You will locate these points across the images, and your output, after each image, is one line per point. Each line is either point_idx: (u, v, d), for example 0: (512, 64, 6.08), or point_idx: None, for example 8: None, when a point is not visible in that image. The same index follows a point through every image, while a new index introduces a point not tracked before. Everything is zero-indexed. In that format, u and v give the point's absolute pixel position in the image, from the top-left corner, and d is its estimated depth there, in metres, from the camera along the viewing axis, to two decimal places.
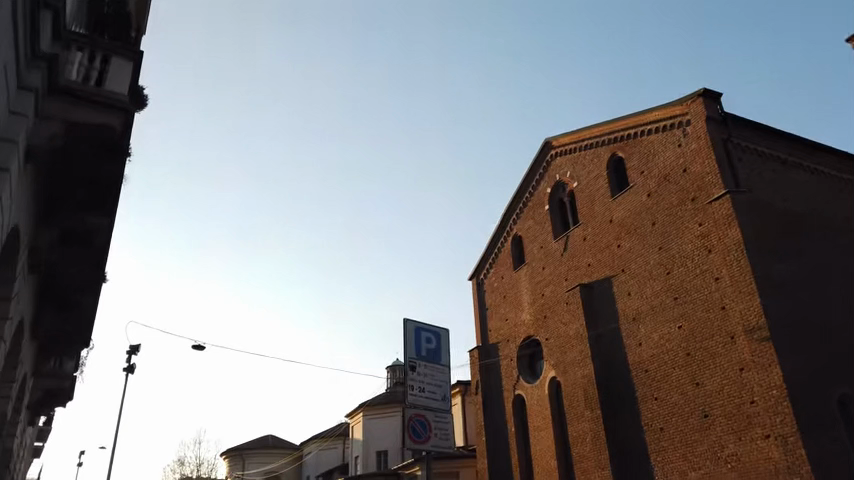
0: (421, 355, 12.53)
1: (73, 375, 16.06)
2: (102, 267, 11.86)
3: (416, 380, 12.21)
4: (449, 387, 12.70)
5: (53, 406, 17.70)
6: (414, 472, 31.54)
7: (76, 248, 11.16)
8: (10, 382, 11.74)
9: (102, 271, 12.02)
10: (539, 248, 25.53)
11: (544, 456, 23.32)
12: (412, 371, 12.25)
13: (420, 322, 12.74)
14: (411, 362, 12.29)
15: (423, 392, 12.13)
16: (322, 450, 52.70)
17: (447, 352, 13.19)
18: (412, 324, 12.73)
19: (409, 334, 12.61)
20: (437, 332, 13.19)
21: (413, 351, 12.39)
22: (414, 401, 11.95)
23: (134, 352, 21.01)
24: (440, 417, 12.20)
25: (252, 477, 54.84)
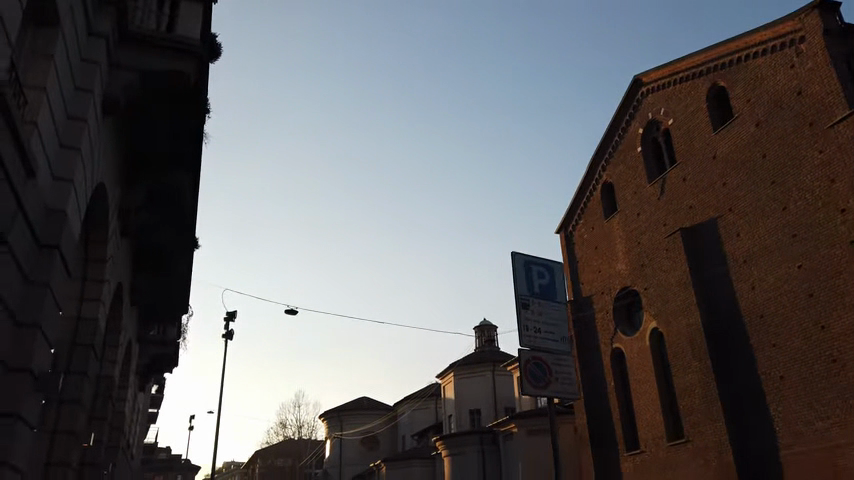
0: (533, 291, 11.86)
1: (176, 342, 16.87)
2: (189, 229, 12.00)
3: (530, 319, 11.55)
4: (566, 325, 11.93)
5: (160, 372, 18.43)
6: (509, 429, 31.21)
7: (163, 208, 11.34)
8: (113, 347, 12.12)
9: (190, 234, 12.18)
10: (633, 193, 24.05)
11: (648, 410, 22.25)
12: (525, 310, 11.57)
13: (529, 256, 12.09)
14: (524, 299, 11.65)
15: (539, 332, 11.46)
16: (416, 410, 53.50)
17: (562, 287, 12.41)
18: (521, 258, 12.10)
19: (519, 270, 12.01)
20: (549, 266, 12.45)
21: (524, 287, 11.78)
22: (530, 342, 11.34)
23: (231, 318, 21.51)
24: (560, 359, 11.55)
25: (349, 437, 56.59)
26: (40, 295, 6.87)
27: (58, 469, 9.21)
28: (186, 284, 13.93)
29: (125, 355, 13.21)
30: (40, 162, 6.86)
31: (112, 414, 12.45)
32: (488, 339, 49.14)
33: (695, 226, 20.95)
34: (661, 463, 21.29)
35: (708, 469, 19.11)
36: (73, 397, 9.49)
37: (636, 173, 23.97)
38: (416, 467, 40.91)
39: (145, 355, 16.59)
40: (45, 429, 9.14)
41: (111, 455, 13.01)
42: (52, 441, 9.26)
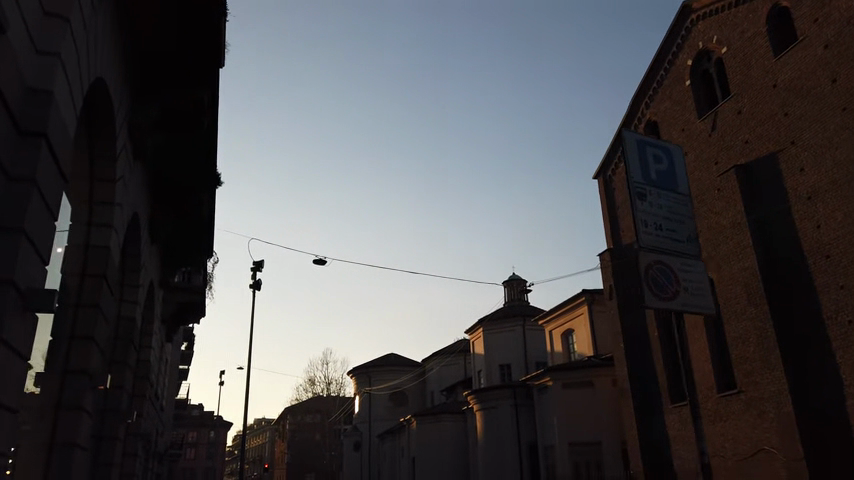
0: (651, 176, 14.63)
1: (204, 291, 16.20)
2: (208, 156, 11.13)
3: (647, 205, 14.02)
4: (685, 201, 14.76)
5: (188, 322, 17.69)
6: (544, 383, 30.38)
7: (177, 129, 10.34)
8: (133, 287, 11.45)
9: (210, 160, 11.29)
10: (681, 131, 22.59)
11: (696, 361, 21.18)
12: (643, 195, 14.07)
13: (643, 140, 14.85)
14: (642, 186, 14.17)
15: (656, 217, 14.08)
16: (444, 366, 53.12)
17: (679, 171, 15.18)
18: (636, 142, 14.88)
19: (634, 149, 14.78)
20: (668, 151, 15.27)
21: (642, 172, 14.36)
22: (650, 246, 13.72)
23: (258, 268, 20.68)
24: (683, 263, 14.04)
25: (377, 393, 56.48)
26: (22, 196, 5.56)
27: (71, 414, 8.29)
28: (209, 221, 13.05)
29: (148, 296, 12.46)
30: (12, 19, 5.27)
31: (133, 358, 11.75)
32: (517, 294, 48.06)
33: (752, 163, 19.45)
34: (711, 415, 20.25)
35: (764, 421, 18.04)
36: (86, 333, 8.70)
37: (685, 109, 22.47)
38: (446, 422, 40.60)
39: (172, 302, 15.83)
40: (56, 369, 8.28)
41: (137, 402, 12.34)
42: (63, 384, 8.37)
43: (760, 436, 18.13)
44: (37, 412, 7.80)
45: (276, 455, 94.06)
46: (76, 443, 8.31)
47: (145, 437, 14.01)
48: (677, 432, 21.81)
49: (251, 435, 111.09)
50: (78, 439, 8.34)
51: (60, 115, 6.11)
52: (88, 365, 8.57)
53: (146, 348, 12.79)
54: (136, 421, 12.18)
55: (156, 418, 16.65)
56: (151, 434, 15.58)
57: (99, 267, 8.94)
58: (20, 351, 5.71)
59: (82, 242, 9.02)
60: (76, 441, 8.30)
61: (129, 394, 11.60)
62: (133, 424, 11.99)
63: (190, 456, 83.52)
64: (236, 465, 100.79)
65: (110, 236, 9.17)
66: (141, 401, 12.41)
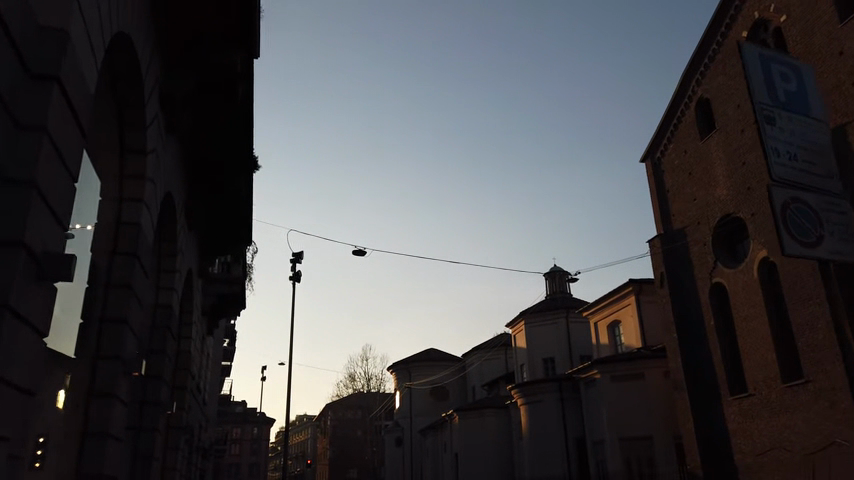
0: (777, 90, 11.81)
1: (244, 281, 15.90)
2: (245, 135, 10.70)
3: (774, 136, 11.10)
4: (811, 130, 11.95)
5: (228, 314, 17.36)
6: (591, 375, 29.36)
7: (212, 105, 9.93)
8: (170, 272, 11.27)
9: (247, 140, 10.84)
10: (737, 108, 21.44)
11: (757, 349, 19.98)
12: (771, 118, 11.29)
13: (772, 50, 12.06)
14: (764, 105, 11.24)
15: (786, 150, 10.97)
16: (486, 360, 52.28)
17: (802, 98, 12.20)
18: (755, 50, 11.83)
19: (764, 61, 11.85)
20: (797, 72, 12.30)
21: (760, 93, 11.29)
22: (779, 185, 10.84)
23: (299, 259, 20.26)
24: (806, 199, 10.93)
25: (418, 388, 55.96)
26: (33, 141, 5.01)
27: (104, 402, 8.09)
28: (249, 205, 12.67)
29: (186, 283, 12.23)
30: None
31: (173, 348, 11.40)
32: (559, 285, 46.89)
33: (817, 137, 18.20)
34: (775, 407, 19.04)
35: (836, 413, 16.80)
36: (117, 316, 8.43)
37: (742, 83, 21.30)
38: (489, 417, 39.80)
39: (211, 294, 15.46)
40: (88, 353, 8.06)
41: (177, 396, 11.96)
42: (95, 369, 8.15)
43: (831, 427, 16.93)
44: (67, 398, 7.32)
45: (318, 451, 94.68)
46: (110, 434, 8.10)
47: (187, 431, 13.68)
48: (737, 425, 20.64)
49: (293, 432, 112.09)
50: (111, 428, 8.12)
51: (81, 61, 5.89)
52: (118, 349, 8.34)
53: (185, 338, 12.46)
54: (176, 415, 11.78)
55: (198, 411, 16.35)
56: (193, 429, 15.28)
57: (131, 246, 8.72)
58: (32, 322, 5.32)
59: (114, 219, 8.81)
60: (109, 431, 8.09)
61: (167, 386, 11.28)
62: (172, 417, 11.63)
63: (234, 452, 84.66)
64: (280, 460, 101.77)
65: (141, 212, 8.94)
66: (182, 395, 12.01)
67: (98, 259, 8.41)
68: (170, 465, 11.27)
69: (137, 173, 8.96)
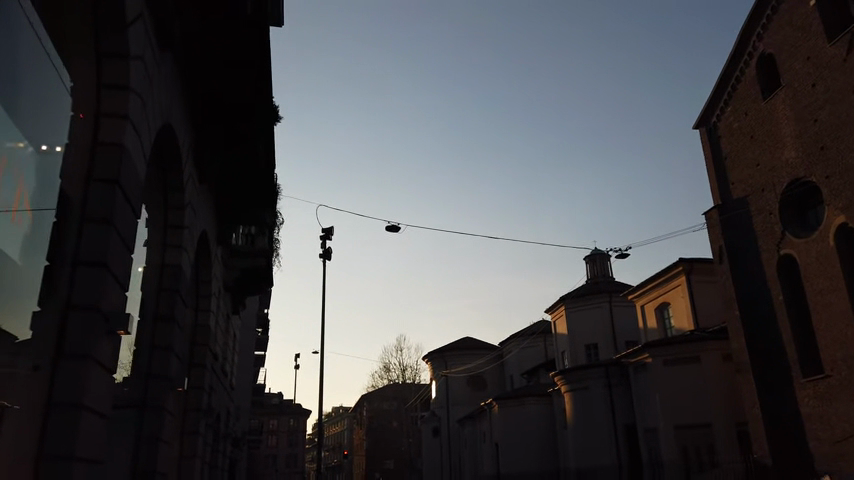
0: None
1: (270, 253, 14.54)
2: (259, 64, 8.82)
3: None
4: None
5: (254, 293, 16.09)
6: (642, 360, 27.53)
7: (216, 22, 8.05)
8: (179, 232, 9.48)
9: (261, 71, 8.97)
10: (805, 60, 19.41)
11: (834, 327, 17.99)
12: None
13: None
14: None
15: None
16: (524, 348, 50.57)
17: None
18: None
19: None
20: None
21: None
22: None
23: (329, 236, 18.91)
24: None
25: (454, 377, 54.52)
26: None
27: (76, 363, 6.22)
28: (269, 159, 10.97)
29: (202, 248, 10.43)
30: None
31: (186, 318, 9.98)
32: (600, 269, 44.91)
33: None
34: None
35: None
36: (96, 258, 6.57)
37: (810, 34, 19.29)
38: (530, 406, 38.20)
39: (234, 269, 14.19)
40: (57, 299, 6.24)
41: (194, 373, 10.61)
42: (66, 323, 6.32)
43: None
44: (31, 357, 5.75)
45: (354, 443, 94.06)
46: (84, 406, 6.20)
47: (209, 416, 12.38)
48: (812, 410, 18.68)
49: (329, 424, 112.11)
50: (85, 398, 6.21)
51: None
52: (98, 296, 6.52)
53: (203, 311, 11.02)
54: (193, 395, 10.44)
55: (225, 395, 15.17)
56: (219, 413, 14.13)
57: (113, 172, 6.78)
58: None
59: (90, 140, 6.84)
60: (82, 402, 6.17)
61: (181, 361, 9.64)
62: (188, 399, 10.35)
63: (271, 444, 84.70)
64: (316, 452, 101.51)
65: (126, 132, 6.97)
66: (202, 373, 10.64)
67: (69, 188, 6.47)
68: (189, 453, 10.06)
69: (119, 83, 6.91)
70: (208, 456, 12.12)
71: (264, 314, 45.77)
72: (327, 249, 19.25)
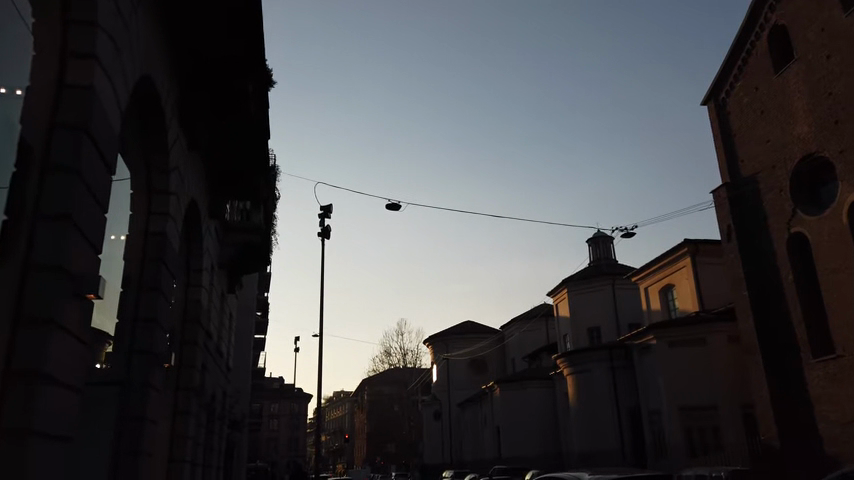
0: None
1: (265, 230, 13.95)
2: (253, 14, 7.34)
3: None
4: None
5: (251, 272, 15.61)
6: (647, 343, 27.12)
7: None
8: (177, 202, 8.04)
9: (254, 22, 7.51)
10: (819, 32, 18.80)
11: (846, 306, 17.52)
12: None
13: None
14: None
15: None
16: (526, 331, 50.28)
17: None
18: None
19: None
20: None
21: None
22: None
23: (328, 215, 18.39)
24: None
25: (455, 361, 54.33)
26: None
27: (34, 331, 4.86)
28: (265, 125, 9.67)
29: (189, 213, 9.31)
30: None
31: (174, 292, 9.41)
32: (603, 252, 44.37)
33: None
34: None
35: None
36: (64, 213, 5.21)
37: (825, 5, 18.65)
38: (532, 389, 37.91)
39: (229, 245, 13.67)
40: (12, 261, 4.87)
41: (185, 351, 10.10)
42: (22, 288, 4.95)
43: None
44: None
45: (355, 427, 94.32)
46: (39, 377, 4.81)
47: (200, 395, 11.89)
48: (822, 391, 18.26)
49: (330, 408, 112.57)
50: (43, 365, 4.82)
51: None
52: (63, 258, 5.14)
53: (194, 285, 10.47)
54: (183, 374, 9.95)
55: (220, 376, 14.70)
56: (214, 394, 13.68)
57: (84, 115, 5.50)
58: None
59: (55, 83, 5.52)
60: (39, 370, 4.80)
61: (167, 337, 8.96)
62: (178, 378, 9.85)
63: (272, 428, 84.89)
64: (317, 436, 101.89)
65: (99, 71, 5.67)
66: (193, 351, 10.12)
67: (29, 134, 5.17)
68: (181, 433, 9.65)
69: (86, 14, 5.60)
70: (201, 437, 11.67)
71: (263, 297, 45.48)
72: (325, 227, 18.76)
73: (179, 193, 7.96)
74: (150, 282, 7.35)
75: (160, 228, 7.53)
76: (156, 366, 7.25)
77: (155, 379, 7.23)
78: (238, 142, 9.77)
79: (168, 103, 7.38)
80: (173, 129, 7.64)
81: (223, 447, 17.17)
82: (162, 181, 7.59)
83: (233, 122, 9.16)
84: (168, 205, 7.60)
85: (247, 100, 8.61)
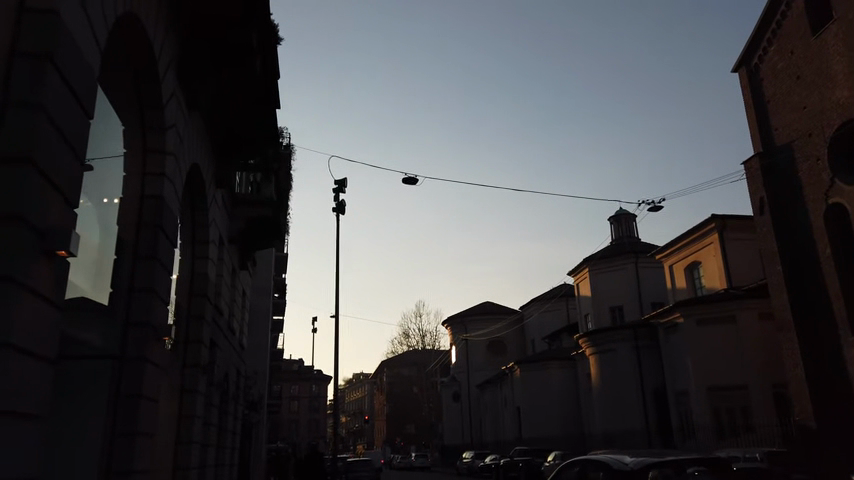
0: None
1: (276, 203, 13.32)
2: None
3: None
4: None
5: (265, 249, 15.08)
6: (674, 320, 26.24)
7: None
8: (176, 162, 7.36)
9: None
10: None
11: None
12: None
13: None
14: None
15: None
16: (546, 311, 49.49)
17: None
18: None
19: None
20: None
21: None
22: None
23: (342, 189, 17.75)
24: None
25: (474, 342, 53.77)
26: None
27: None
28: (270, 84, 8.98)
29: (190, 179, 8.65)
30: None
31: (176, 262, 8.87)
32: (625, 230, 43.31)
33: None
34: None
35: None
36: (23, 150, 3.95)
37: None
38: (553, 369, 37.22)
39: (239, 218, 13.13)
40: None
41: (191, 326, 9.54)
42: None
43: None
44: None
45: (375, 408, 94.49)
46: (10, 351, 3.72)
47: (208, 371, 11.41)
48: None
49: (350, 390, 112.96)
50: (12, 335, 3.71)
51: None
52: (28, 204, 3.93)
53: (201, 258, 9.89)
54: (190, 350, 9.41)
55: (234, 354, 14.28)
56: (226, 373, 13.24)
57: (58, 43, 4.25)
58: None
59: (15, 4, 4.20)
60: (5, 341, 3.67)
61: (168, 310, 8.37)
62: (184, 355, 9.34)
63: (292, 409, 85.40)
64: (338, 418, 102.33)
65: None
66: (201, 325, 9.58)
67: None
68: (187, 414, 9.16)
69: None
70: (213, 416, 11.23)
71: (281, 279, 45.15)
72: (339, 201, 18.11)
73: (176, 153, 7.31)
74: (146, 249, 6.74)
75: (156, 191, 6.89)
76: (153, 341, 6.66)
77: (153, 353, 6.66)
78: (242, 101, 9.14)
79: (164, 53, 6.73)
80: (170, 82, 7.02)
81: (239, 428, 16.79)
82: (157, 139, 6.96)
83: (235, 80, 8.51)
84: (164, 166, 6.96)
85: (253, 54, 7.86)
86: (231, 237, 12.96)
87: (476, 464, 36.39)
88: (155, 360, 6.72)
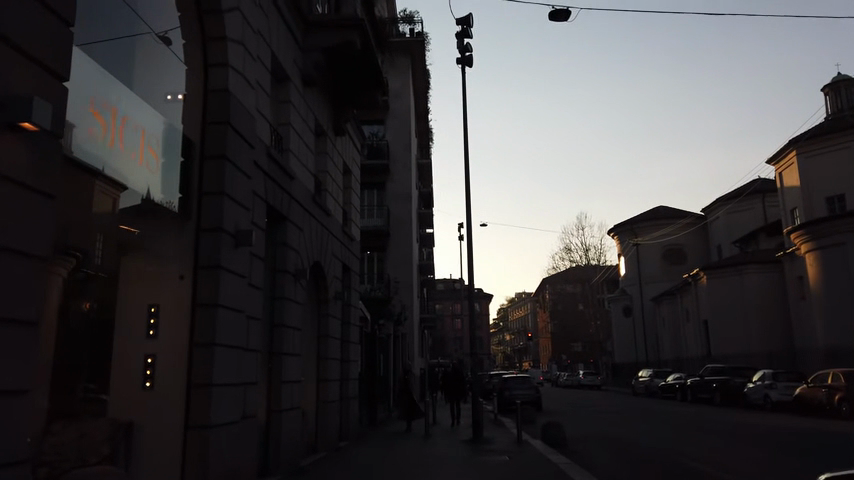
0: None
1: (365, 25, 9.34)
2: None
3: None
4: None
5: (364, 106, 11.39)
6: None
7: None
8: None
9: None
10: None
11: None
12: None
13: None
14: None
15: None
16: (735, 210, 41.78)
17: None
18: None
19: None
20: None
21: None
22: None
23: (467, 32, 13.40)
24: None
25: (647, 249, 47.60)
26: None
27: None
28: None
29: None
30: None
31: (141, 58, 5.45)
32: (846, 101, 33.99)
33: None
34: None
35: None
36: None
37: None
38: (750, 274, 30.67)
39: (314, 51, 9.43)
40: None
41: (208, 171, 6.17)
42: None
43: None
44: None
45: (539, 327, 91.05)
46: None
47: (272, 251, 8.22)
48: None
49: (513, 310, 110.49)
50: None
51: None
52: None
53: (216, 66, 6.29)
54: (207, 207, 6.13)
55: (333, 240, 11.07)
56: (318, 262, 10.08)
57: None
58: None
59: None
60: None
61: (97, 105, 4.79)
62: (196, 213, 6.07)
63: (454, 327, 84.88)
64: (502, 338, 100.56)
65: None
66: (222, 169, 6.16)
67: None
68: (205, 301, 5.98)
69: None
70: (285, 313, 8.14)
71: (427, 191, 42.06)
72: (465, 47, 13.77)
73: None
74: None
75: None
76: None
77: None
78: None
79: None
80: None
81: (360, 335, 13.90)
82: None
83: None
84: None
85: None
86: (305, 75, 9.31)
87: (655, 384, 31.58)
88: (7, 170, 3.34)
